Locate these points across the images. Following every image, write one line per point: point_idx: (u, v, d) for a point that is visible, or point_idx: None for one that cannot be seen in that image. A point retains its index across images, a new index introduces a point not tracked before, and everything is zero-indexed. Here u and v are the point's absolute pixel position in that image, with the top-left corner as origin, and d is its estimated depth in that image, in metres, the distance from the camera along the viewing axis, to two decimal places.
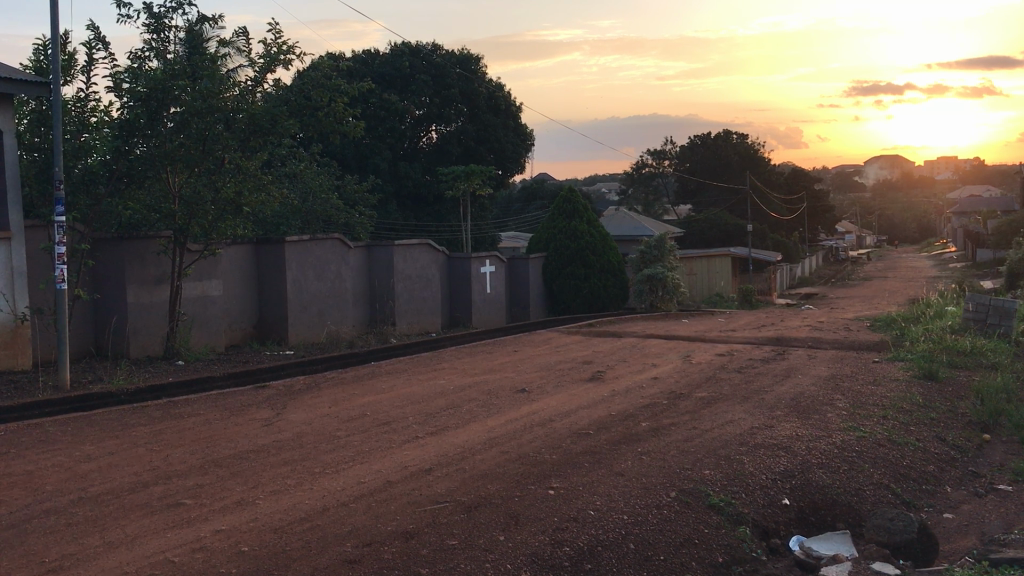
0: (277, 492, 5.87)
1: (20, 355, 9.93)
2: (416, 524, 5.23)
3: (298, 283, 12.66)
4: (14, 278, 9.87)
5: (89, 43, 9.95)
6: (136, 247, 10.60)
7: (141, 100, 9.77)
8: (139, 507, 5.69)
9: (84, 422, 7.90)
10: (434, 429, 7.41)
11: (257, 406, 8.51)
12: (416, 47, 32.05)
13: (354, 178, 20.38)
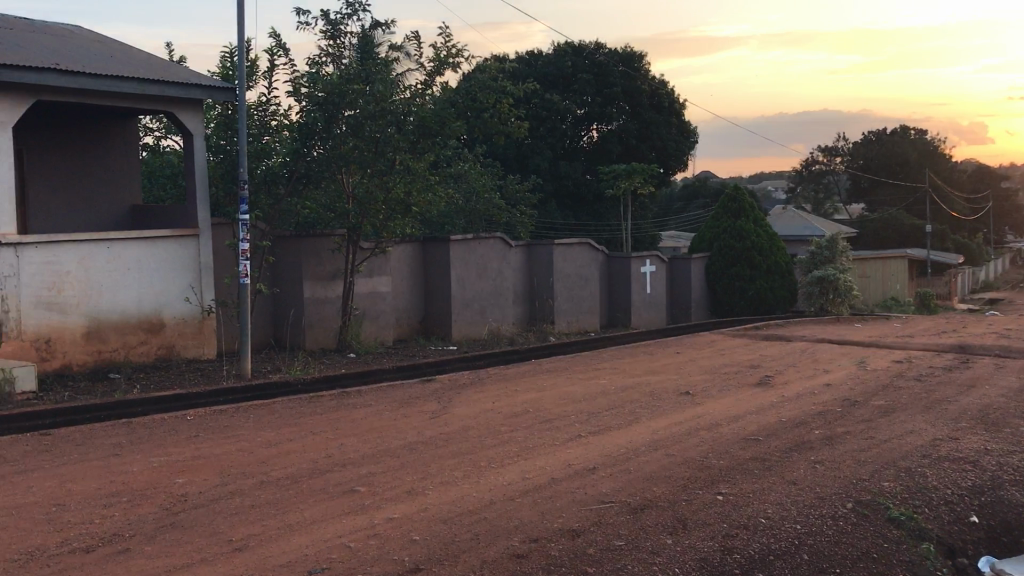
0: (445, 484, 6.00)
1: (206, 344, 10.70)
2: (582, 522, 5.24)
3: (462, 281, 12.92)
4: (201, 273, 10.68)
5: (271, 50, 10.47)
6: (312, 245, 11.18)
7: (318, 104, 10.28)
8: (316, 492, 5.95)
9: (264, 409, 8.36)
10: (598, 429, 7.39)
11: (424, 399, 8.76)
12: (580, 47, 32.22)
13: (518, 178, 20.53)
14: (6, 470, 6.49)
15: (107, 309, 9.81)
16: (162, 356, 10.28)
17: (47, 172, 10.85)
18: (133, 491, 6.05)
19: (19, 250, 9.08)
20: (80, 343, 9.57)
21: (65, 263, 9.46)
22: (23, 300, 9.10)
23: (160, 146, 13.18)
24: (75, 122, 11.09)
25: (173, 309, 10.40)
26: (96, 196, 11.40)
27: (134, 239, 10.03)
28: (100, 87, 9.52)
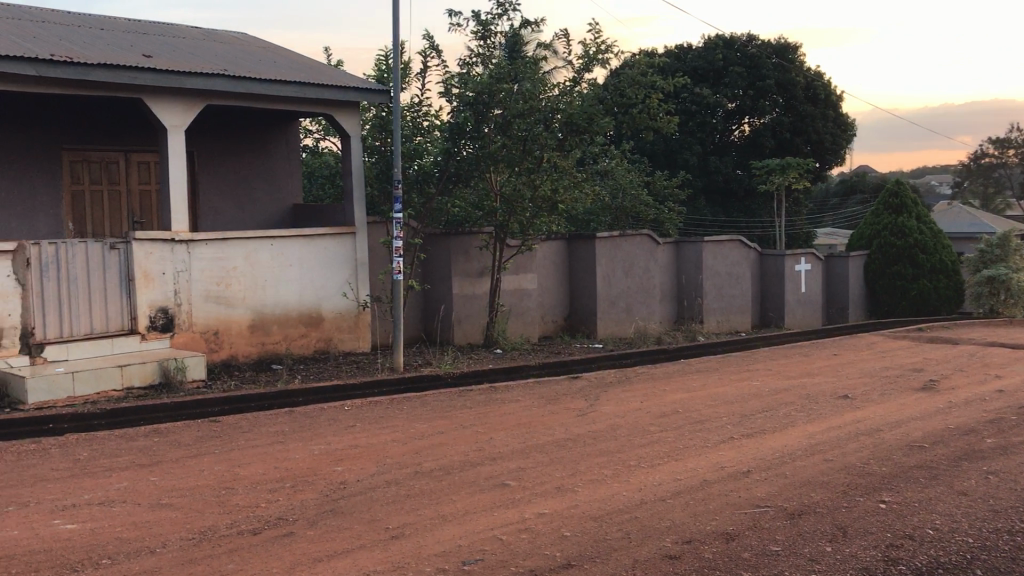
0: (595, 482, 6.00)
1: (361, 337, 11.12)
2: (737, 526, 5.13)
3: (608, 278, 12.87)
4: (357, 269, 11.08)
5: (423, 51, 10.71)
6: (461, 242, 11.36)
7: (468, 104, 10.42)
8: (468, 484, 6.07)
9: (417, 402, 8.59)
10: (751, 431, 7.22)
11: (573, 396, 8.78)
12: (731, 39, 31.60)
13: (667, 173, 20.28)
14: (181, 453, 6.91)
15: (271, 303, 10.31)
16: (320, 349, 10.74)
17: (216, 173, 11.48)
18: (295, 477, 6.33)
19: (191, 247, 9.68)
20: (245, 335, 10.11)
21: (233, 259, 10.00)
22: (195, 294, 9.69)
23: (318, 148, 13.72)
24: (241, 125, 11.69)
25: (331, 304, 10.84)
26: (260, 195, 11.98)
27: (296, 236, 10.49)
28: (265, 92, 10.00)
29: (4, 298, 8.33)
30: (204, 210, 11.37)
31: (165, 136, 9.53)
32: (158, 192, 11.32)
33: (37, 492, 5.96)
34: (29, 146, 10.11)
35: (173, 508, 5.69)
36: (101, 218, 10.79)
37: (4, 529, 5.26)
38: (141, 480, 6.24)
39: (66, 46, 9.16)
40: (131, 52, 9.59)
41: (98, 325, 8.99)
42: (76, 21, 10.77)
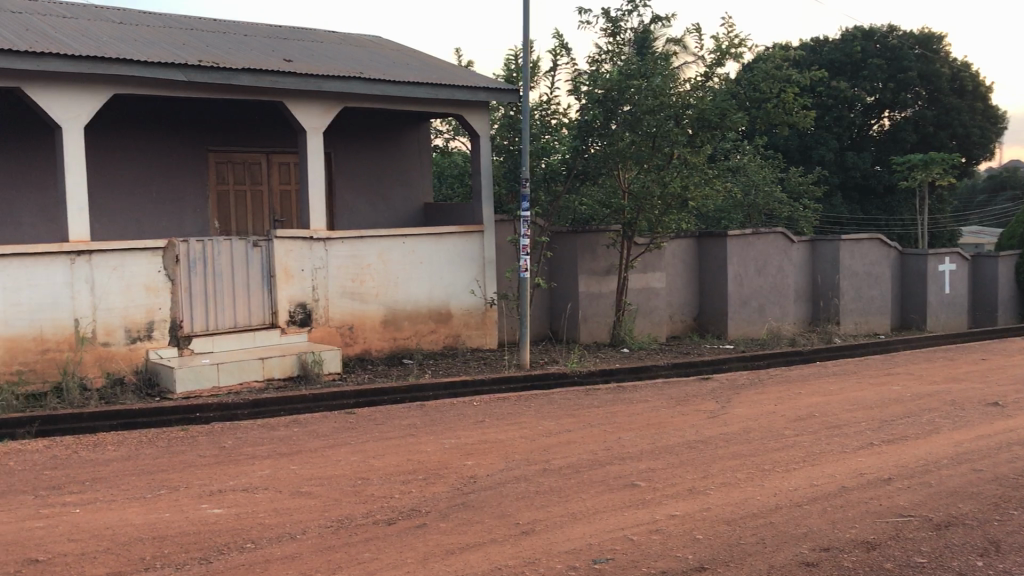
0: (727, 485, 5.89)
1: (488, 334, 11.26)
2: (878, 535, 4.94)
3: (740, 278, 12.61)
4: (485, 266, 11.20)
5: (554, 50, 10.73)
6: (588, 240, 11.36)
7: (597, 101, 10.49)
8: (597, 482, 6.05)
9: (545, 400, 8.63)
10: (892, 438, 6.94)
11: (702, 397, 8.64)
12: (870, 30, 30.49)
13: (802, 170, 19.72)
14: (319, 443, 7.15)
15: (402, 299, 10.54)
16: (449, 345, 10.94)
17: (351, 172, 11.82)
18: (428, 469, 6.46)
19: (328, 244, 9.99)
20: (378, 330, 10.38)
21: (367, 256, 10.27)
22: (331, 289, 10.01)
23: (448, 147, 13.96)
24: (375, 126, 11.99)
25: (460, 301, 11.02)
26: (392, 194, 12.27)
27: (427, 234, 10.69)
28: (399, 93, 10.22)
29: (156, 292, 8.89)
30: (339, 208, 11.73)
31: (304, 138, 9.88)
32: (297, 192, 11.73)
33: (186, 476, 6.28)
34: (179, 148, 10.67)
35: (311, 496, 5.89)
36: (244, 217, 11.28)
37: (157, 511, 5.56)
38: (282, 468, 6.49)
39: (214, 52, 9.61)
40: (273, 57, 9.98)
41: (241, 319, 9.42)
42: (222, 28, 11.28)
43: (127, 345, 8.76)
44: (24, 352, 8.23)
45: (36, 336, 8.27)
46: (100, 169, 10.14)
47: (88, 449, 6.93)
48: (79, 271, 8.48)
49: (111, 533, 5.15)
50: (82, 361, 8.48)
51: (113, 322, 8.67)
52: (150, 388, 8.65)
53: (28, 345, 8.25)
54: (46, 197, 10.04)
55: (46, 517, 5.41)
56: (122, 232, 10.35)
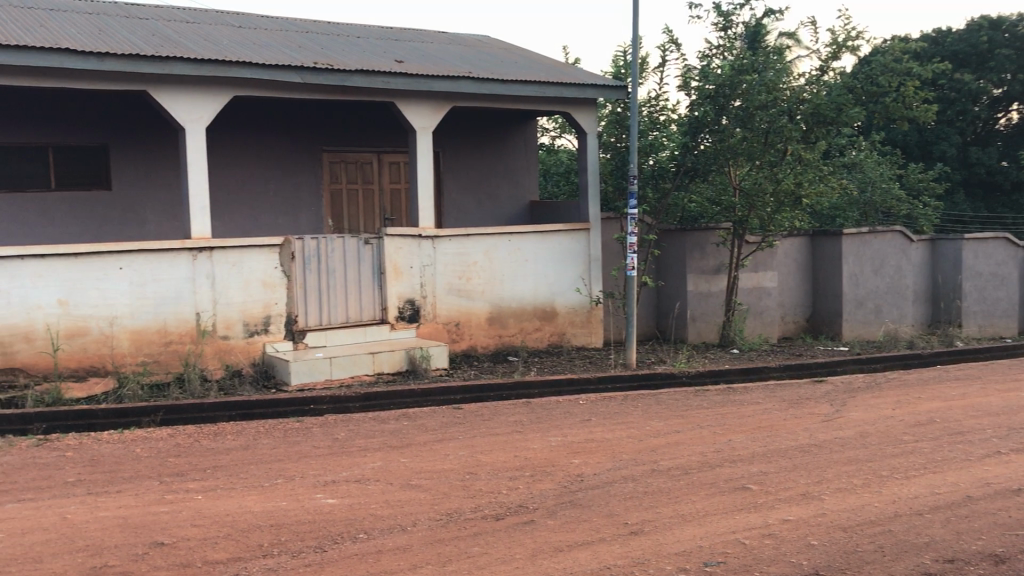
0: (843, 491, 5.71)
1: (594, 333, 11.23)
2: (1007, 549, 4.71)
3: (856, 278, 12.24)
4: (591, 264, 11.15)
5: (663, 46, 10.61)
6: (697, 238, 11.26)
7: (708, 97, 10.32)
8: (707, 484, 5.96)
9: (652, 400, 8.55)
10: (1021, 447, 6.61)
11: (816, 400, 8.41)
12: (998, 19, 29.15)
13: (922, 166, 19.00)
14: (428, 437, 7.25)
15: (508, 297, 10.60)
16: (554, 342, 10.95)
17: (459, 171, 11.95)
18: (535, 466, 6.48)
19: (436, 242, 10.12)
20: (484, 327, 10.46)
21: (473, 254, 10.35)
22: (438, 287, 10.14)
23: (554, 145, 13.98)
24: (482, 124, 12.09)
25: (566, 299, 11.01)
26: (499, 192, 12.35)
27: (533, 232, 10.71)
28: (507, 92, 10.27)
29: (272, 288, 9.18)
30: (448, 207, 11.88)
31: (414, 137, 10.03)
32: (407, 190, 11.92)
33: (301, 466, 6.46)
34: (294, 148, 10.98)
35: (421, 489, 5.98)
36: (356, 215, 11.54)
37: (274, 500, 5.74)
38: (393, 461, 6.60)
39: (328, 54, 9.86)
40: (384, 58, 10.16)
41: (353, 315, 9.62)
42: (335, 30, 11.56)
43: (245, 338, 9.07)
44: (150, 344, 8.61)
45: (161, 328, 8.65)
46: (220, 168, 10.53)
47: (209, 438, 7.20)
48: (201, 267, 8.82)
49: (231, 520, 5.33)
50: (203, 353, 8.82)
51: (232, 316, 8.99)
52: (266, 380, 8.95)
53: (153, 337, 8.63)
54: (170, 196, 10.49)
55: (171, 501, 5.64)
56: (241, 230, 10.72)
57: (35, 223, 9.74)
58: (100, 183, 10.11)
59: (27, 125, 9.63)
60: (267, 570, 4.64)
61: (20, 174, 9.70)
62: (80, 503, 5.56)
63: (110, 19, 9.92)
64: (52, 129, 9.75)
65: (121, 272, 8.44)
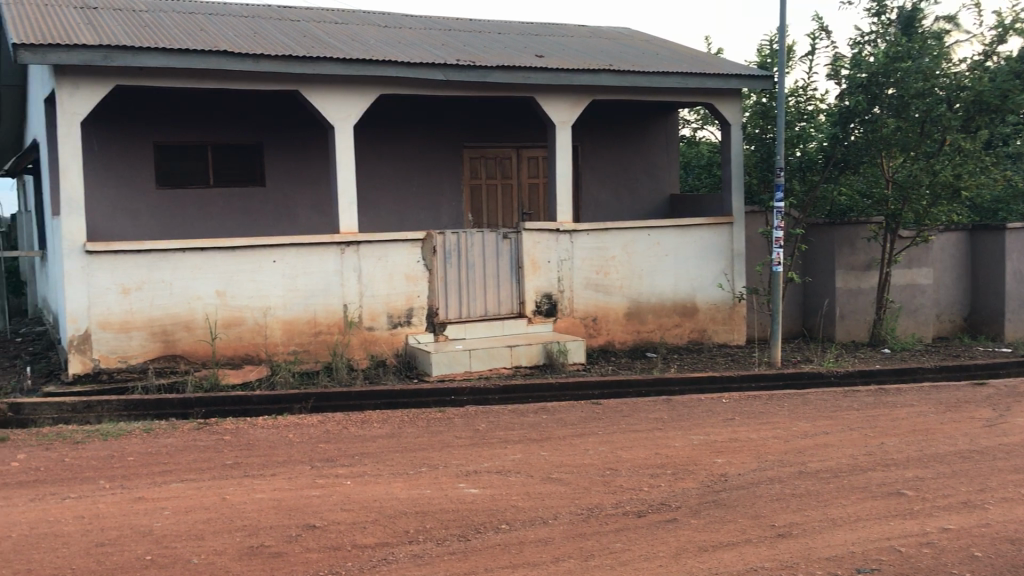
0: (1009, 501, 5.37)
1: (736, 330, 10.98)
2: None
3: (1020, 275, 11.48)
4: (733, 259, 10.89)
5: (812, 33, 10.22)
6: (846, 232, 10.81)
7: (860, 86, 9.90)
8: (859, 488, 5.72)
9: (798, 400, 8.29)
10: None
11: (977, 404, 7.95)
12: None
13: None
14: (568, 431, 7.25)
15: (648, 292, 10.48)
16: (694, 339, 10.76)
17: (597, 164, 11.90)
18: (677, 464, 6.37)
19: (574, 236, 10.08)
20: (623, 322, 10.39)
21: (612, 248, 10.27)
22: (577, 281, 10.11)
23: (695, 137, 13.73)
24: (622, 117, 11.99)
25: (707, 294, 10.80)
26: (639, 185, 12.23)
27: (674, 227, 10.53)
28: (648, 84, 10.13)
29: (415, 281, 9.38)
30: (586, 200, 11.85)
31: (554, 131, 10.04)
32: (545, 185, 11.86)
33: (443, 456, 6.57)
34: (436, 143, 11.19)
35: (562, 482, 5.98)
36: (495, 210, 11.61)
37: (419, 487, 5.86)
38: (533, 454, 6.63)
39: (470, 51, 9.98)
40: (525, 53, 10.20)
41: (491, 309, 9.72)
42: (477, 27, 11.70)
43: (389, 329, 9.31)
44: (300, 334, 8.95)
45: (310, 318, 8.98)
46: (366, 164, 10.86)
47: (356, 425, 7.43)
48: (348, 261, 9.09)
49: (378, 505, 5.47)
50: (349, 343, 9.11)
51: (377, 308, 9.23)
52: (408, 370, 9.15)
53: (303, 327, 8.96)
54: (320, 191, 10.87)
55: (322, 486, 5.84)
56: (384, 224, 11.04)
57: (196, 219, 10.28)
58: (254, 180, 10.58)
59: (189, 126, 10.18)
60: (413, 556, 4.74)
61: (183, 172, 10.27)
62: (237, 484, 5.83)
63: (265, 22, 10.36)
64: (211, 129, 10.27)
65: (273, 265, 8.80)
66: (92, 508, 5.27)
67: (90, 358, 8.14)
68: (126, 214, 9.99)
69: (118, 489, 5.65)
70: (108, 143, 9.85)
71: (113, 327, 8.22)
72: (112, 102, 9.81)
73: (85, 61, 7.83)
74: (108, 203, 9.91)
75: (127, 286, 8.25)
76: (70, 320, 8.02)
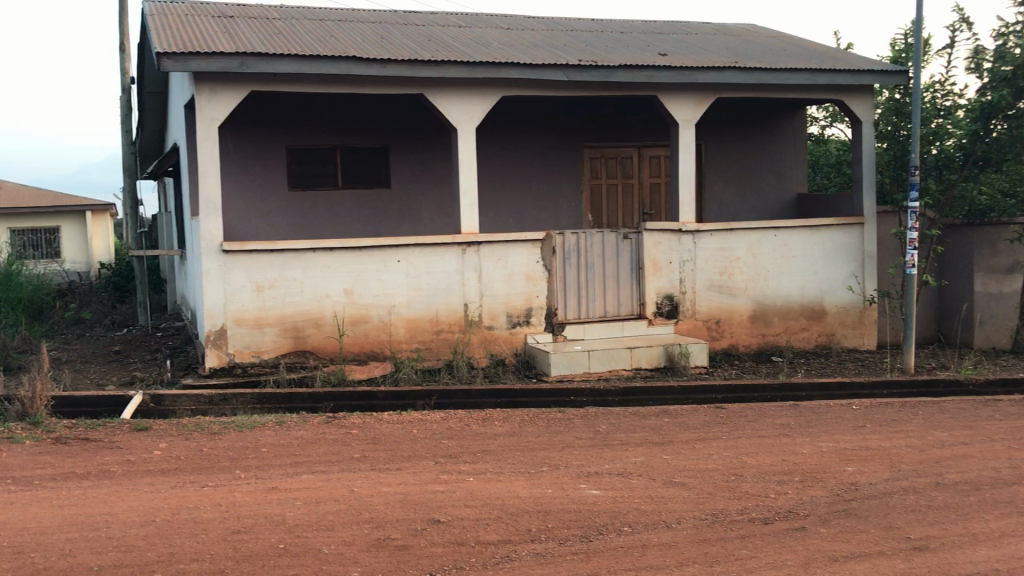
0: None
1: (866, 335, 10.61)
2: None
3: None
4: (864, 261, 10.52)
5: (952, 26, 9.79)
6: (987, 234, 10.28)
7: (1004, 79, 9.35)
8: (1002, 503, 5.44)
9: (934, 408, 7.94)
10: None
11: None
12: None
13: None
14: (691, 435, 7.15)
15: (773, 294, 10.23)
16: (822, 343, 10.46)
17: (721, 164, 11.69)
18: (805, 471, 6.19)
19: (697, 237, 9.91)
20: (747, 325, 10.17)
21: (737, 249, 10.06)
22: (699, 283, 9.95)
23: (823, 134, 13.32)
24: (747, 116, 11.74)
25: (835, 297, 10.46)
26: (764, 185, 11.95)
27: (800, 227, 10.24)
28: (775, 81, 9.88)
29: (534, 281, 9.42)
30: (709, 201, 11.66)
31: (677, 130, 9.91)
32: (667, 185, 11.72)
33: (565, 456, 6.58)
34: (557, 144, 11.21)
35: (685, 487, 5.90)
36: (615, 210, 11.54)
37: (541, 486, 5.88)
38: (655, 457, 6.56)
39: (592, 51, 9.96)
40: (648, 52, 10.12)
41: (611, 309, 9.69)
42: (599, 27, 11.67)
43: (509, 329, 9.38)
44: (422, 332, 9.12)
45: (433, 317, 9.13)
46: (487, 165, 10.99)
47: (478, 423, 7.51)
48: (470, 261, 9.20)
49: (501, 503, 5.51)
50: (470, 342, 9.23)
51: (497, 307, 9.32)
52: (527, 370, 9.21)
53: (426, 325, 9.12)
54: (443, 192, 11.04)
55: (446, 482, 5.93)
56: (505, 225, 11.15)
57: (325, 219, 10.60)
58: (380, 182, 10.83)
59: (319, 130, 10.51)
60: (536, 554, 4.76)
61: (313, 175, 10.60)
62: (365, 478, 5.97)
63: (391, 27, 10.59)
64: (339, 133, 10.57)
65: (397, 264, 8.99)
66: (228, 497, 5.49)
67: (225, 353, 8.50)
68: (259, 215, 10.38)
69: (252, 479, 5.88)
70: (243, 147, 10.26)
71: (247, 323, 8.55)
72: (248, 108, 10.21)
73: (222, 68, 8.17)
74: (242, 204, 10.32)
75: (260, 284, 8.58)
76: (207, 316, 8.39)
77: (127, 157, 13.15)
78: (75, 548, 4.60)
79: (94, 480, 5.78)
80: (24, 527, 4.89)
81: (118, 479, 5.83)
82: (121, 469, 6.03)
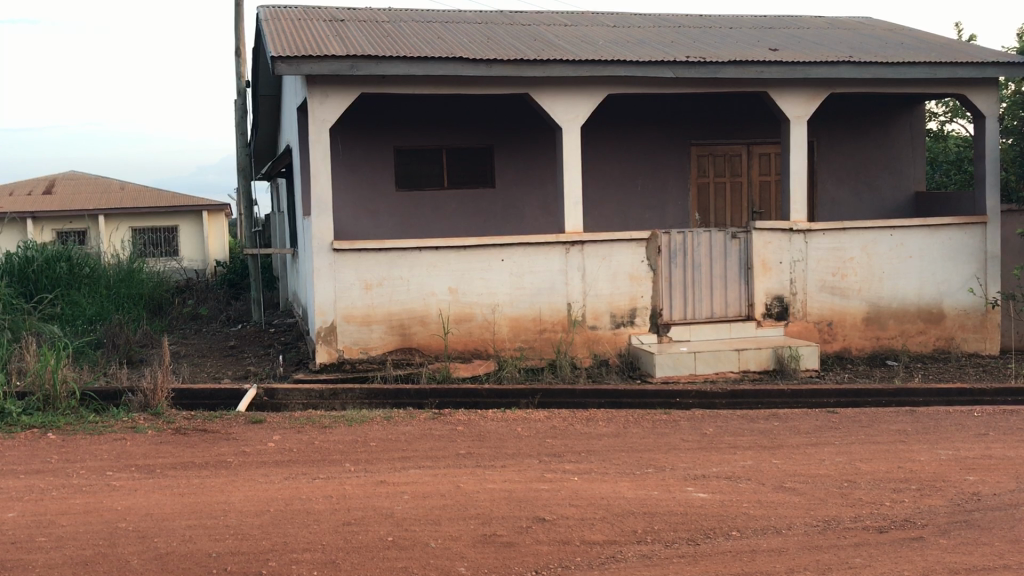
0: None
1: (988, 339, 10.16)
2: None
3: None
4: (987, 262, 10.07)
5: None
6: None
7: None
8: None
9: None
10: None
11: None
12: None
13: None
14: (801, 440, 6.96)
15: (888, 296, 9.88)
16: (940, 347, 10.06)
17: (834, 162, 11.36)
18: (923, 480, 5.95)
19: (808, 236, 9.66)
20: (860, 328, 9.85)
21: (851, 249, 9.75)
22: (810, 284, 9.68)
23: (943, 130, 12.81)
24: (861, 111, 11.38)
25: (955, 299, 10.05)
26: (880, 182, 11.56)
27: (918, 227, 9.86)
28: (892, 75, 9.56)
29: (639, 281, 9.33)
30: (821, 199, 11.35)
31: (788, 126, 9.68)
32: (777, 183, 11.46)
33: (671, 458, 6.49)
34: (662, 143, 11.10)
35: (795, 492, 5.75)
36: (723, 209, 11.33)
37: (647, 488, 5.82)
38: (764, 461, 6.42)
39: (700, 47, 9.82)
40: (758, 47, 9.92)
41: (717, 311, 9.53)
42: (707, 23, 11.49)
43: (612, 329, 9.31)
44: (526, 331, 9.15)
45: (536, 316, 9.15)
46: (593, 165, 10.97)
47: (582, 422, 7.49)
48: (573, 260, 9.18)
49: (606, 503, 5.48)
50: (573, 342, 9.21)
51: (600, 307, 9.26)
52: (632, 371, 9.14)
53: (529, 324, 9.15)
54: (547, 192, 11.05)
55: (550, 480, 5.93)
56: (610, 224, 11.10)
57: (431, 218, 10.76)
58: (485, 182, 10.92)
59: (425, 130, 10.66)
60: (641, 556, 4.71)
61: (419, 175, 10.76)
62: (471, 474, 6.03)
63: (497, 28, 10.65)
64: (446, 133, 10.71)
65: (502, 263, 9.05)
66: (338, 489, 5.63)
67: (335, 349, 8.72)
68: (368, 214, 10.61)
69: (361, 472, 6.01)
70: (352, 148, 10.50)
71: (356, 320, 8.75)
72: (358, 109, 10.44)
73: (334, 70, 8.37)
74: (352, 204, 10.56)
75: (369, 282, 8.76)
76: (318, 313, 8.63)
77: (242, 158, 13.61)
78: (194, 534, 4.79)
79: (211, 470, 6.01)
80: (148, 513, 5.11)
81: (233, 469, 6.04)
82: (237, 460, 6.25)
